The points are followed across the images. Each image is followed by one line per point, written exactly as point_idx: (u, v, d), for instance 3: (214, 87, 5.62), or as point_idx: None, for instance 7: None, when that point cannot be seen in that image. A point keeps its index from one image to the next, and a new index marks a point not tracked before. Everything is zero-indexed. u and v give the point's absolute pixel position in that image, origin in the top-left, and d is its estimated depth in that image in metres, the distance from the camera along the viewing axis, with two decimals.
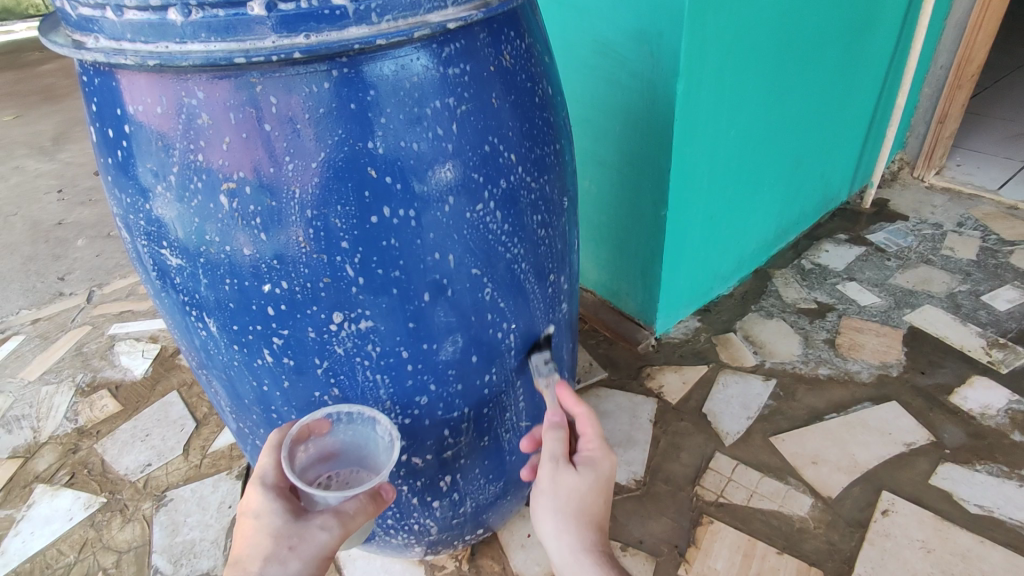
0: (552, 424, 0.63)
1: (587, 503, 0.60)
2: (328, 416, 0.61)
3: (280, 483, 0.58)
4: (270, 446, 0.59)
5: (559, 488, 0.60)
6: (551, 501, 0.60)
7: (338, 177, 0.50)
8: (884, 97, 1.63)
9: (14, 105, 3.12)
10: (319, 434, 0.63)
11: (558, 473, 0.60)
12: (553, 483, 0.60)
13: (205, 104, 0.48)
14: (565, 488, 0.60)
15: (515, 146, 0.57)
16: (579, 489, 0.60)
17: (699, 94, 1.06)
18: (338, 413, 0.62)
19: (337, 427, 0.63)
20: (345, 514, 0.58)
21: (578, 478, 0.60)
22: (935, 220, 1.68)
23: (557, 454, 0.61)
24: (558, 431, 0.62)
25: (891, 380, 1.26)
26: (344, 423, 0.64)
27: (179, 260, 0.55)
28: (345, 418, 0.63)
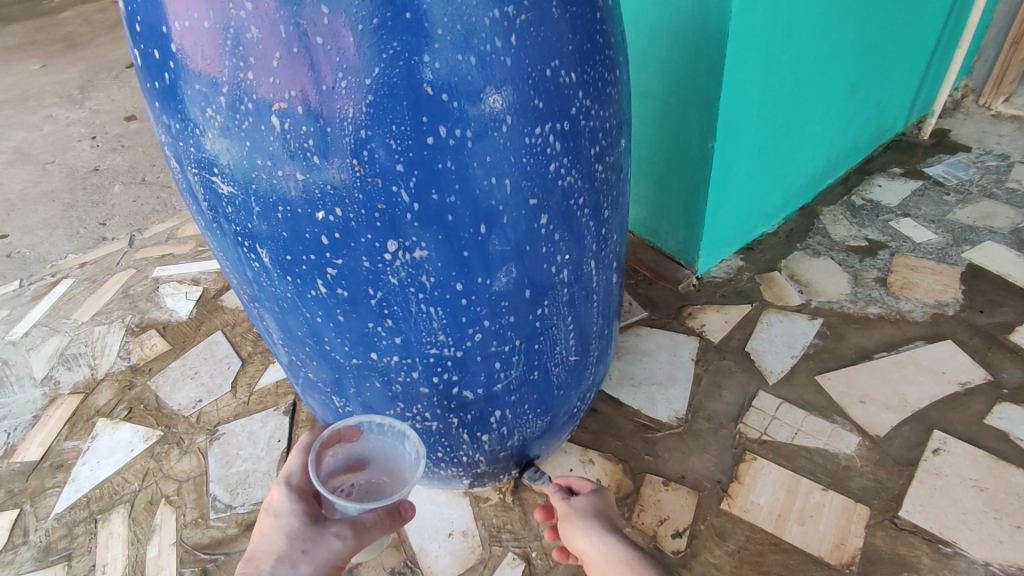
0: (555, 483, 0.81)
1: (606, 513, 0.75)
2: (360, 423, 0.69)
3: (302, 486, 0.63)
4: (301, 448, 0.65)
5: (577, 510, 0.75)
6: (574, 520, 0.74)
7: (392, 95, 0.47)
8: (954, 16, 1.49)
9: (38, 54, 3.11)
10: (348, 442, 0.69)
11: (571, 500, 0.76)
12: (571, 509, 0.75)
13: (254, 17, 0.45)
14: (582, 507, 0.75)
15: (575, 64, 0.53)
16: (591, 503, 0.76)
17: (755, 12, 0.98)
18: (370, 423, 0.70)
19: (367, 435, 0.70)
20: (361, 526, 0.59)
21: (591, 500, 0.76)
22: (1001, 151, 1.57)
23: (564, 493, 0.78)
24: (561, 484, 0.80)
25: (946, 320, 1.21)
26: (375, 433, 0.70)
27: (230, 189, 0.54)
28: (377, 428, 0.70)
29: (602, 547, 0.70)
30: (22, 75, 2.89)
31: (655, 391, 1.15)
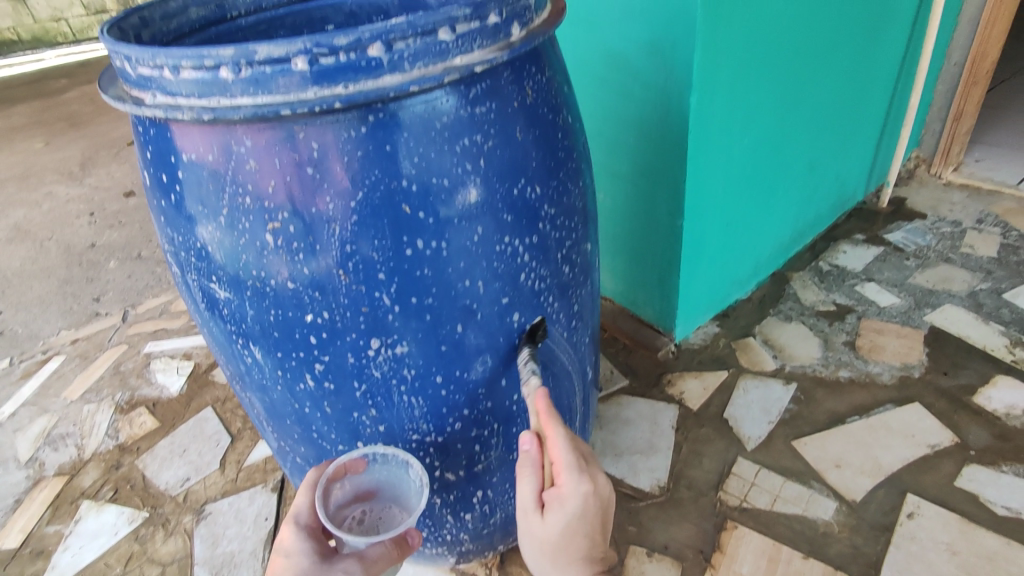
0: (524, 461, 0.62)
1: (564, 548, 0.61)
2: (364, 455, 0.67)
3: (312, 523, 0.64)
4: (307, 485, 0.65)
5: (540, 531, 0.61)
6: (532, 538, 0.63)
7: (374, 214, 0.53)
8: (898, 97, 1.62)
9: (41, 133, 3.23)
10: (354, 472, 0.70)
11: (531, 516, 0.62)
12: (535, 523, 0.61)
13: (253, 151, 0.51)
14: (548, 532, 0.60)
15: (539, 179, 0.59)
16: (550, 535, 0.60)
17: (713, 106, 1.08)
18: (373, 453, 0.69)
19: (372, 466, 0.70)
20: (369, 560, 0.61)
21: (560, 523, 0.60)
22: (954, 217, 1.67)
23: (534, 496, 0.61)
24: (530, 474, 0.61)
25: (913, 382, 1.26)
26: (379, 463, 0.70)
27: (227, 293, 0.59)
28: (381, 458, 0.69)
29: None
30: (26, 154, 3.00)
31: (637, 460, 1.18)
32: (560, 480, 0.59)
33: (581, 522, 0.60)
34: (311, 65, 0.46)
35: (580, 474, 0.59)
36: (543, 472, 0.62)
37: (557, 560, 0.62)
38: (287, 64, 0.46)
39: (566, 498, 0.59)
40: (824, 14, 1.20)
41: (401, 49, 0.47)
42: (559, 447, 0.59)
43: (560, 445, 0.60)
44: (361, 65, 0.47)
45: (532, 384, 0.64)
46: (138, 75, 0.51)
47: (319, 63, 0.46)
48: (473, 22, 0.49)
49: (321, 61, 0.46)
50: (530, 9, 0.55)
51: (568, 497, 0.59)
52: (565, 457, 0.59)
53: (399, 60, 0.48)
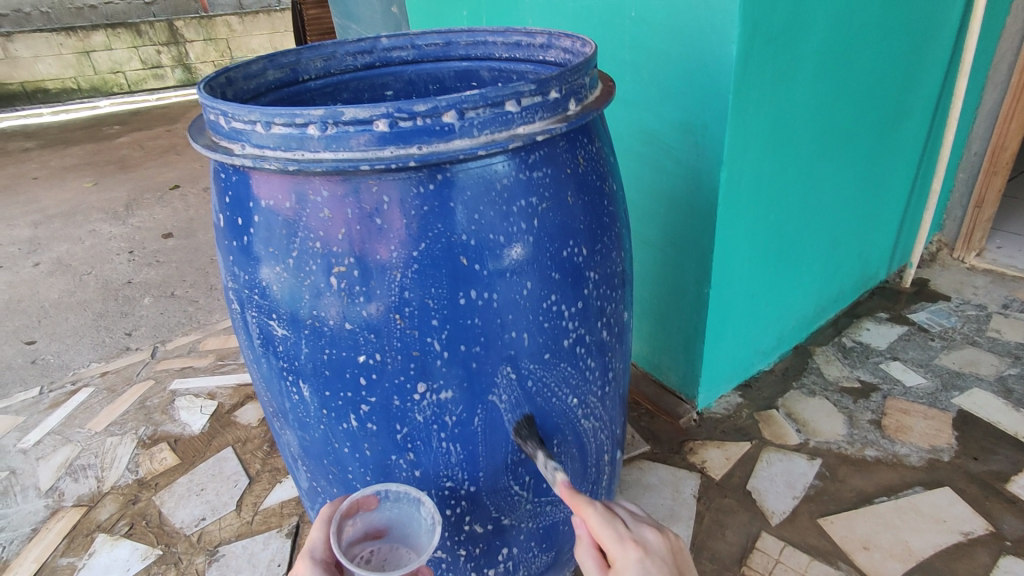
0: (578, 544, 0.61)
1: None
2: (377, 492, 0.66)
3: (326, 559, 0.61)
4: (321, 521, 0.63)
5: None
6: None
7: (434, 265, 0.57)
8: (920, 181, 1.66)
9: (91, 174, 3.41)
10: (366, 509, 0.68)
11: None
12: None
13: (327, 201, 0.56)
14: None
15: (585, 241, 0.63)
16: None
17: (741, 180, 1.12)
18: (386, 490, 0.67)
19: (384, 504, 0.68)
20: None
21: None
22: (978, 301, 1.68)
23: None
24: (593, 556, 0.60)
25: (942, 466, 1.24)
26: (391, 500, 0.68)
27: (284, 330, 0.62)
28: (393, 495, 0.68)
29: None
30: (75, 193, 3.16)
31: None
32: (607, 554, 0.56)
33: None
34: (391, 127, 0.51)
35: (626, 544, 0.56)
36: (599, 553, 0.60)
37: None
38: (369, 125, 0.51)
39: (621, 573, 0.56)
40: (847, 103, 1.26)
41: (472, 117, 0.52)
42: (596, 522, 0.58)
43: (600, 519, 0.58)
44: (435, 128, 0.51)
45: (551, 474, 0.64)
46: (231, 128, 0.57)
47: (398, 125, 0.51)
48: (537, 97, 0.54)
49: (400, 124, 0.51)
50: (585, 87, 0.60)
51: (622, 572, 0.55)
52: (606, 530, 0.58)
53: (470, 126, 0.52)
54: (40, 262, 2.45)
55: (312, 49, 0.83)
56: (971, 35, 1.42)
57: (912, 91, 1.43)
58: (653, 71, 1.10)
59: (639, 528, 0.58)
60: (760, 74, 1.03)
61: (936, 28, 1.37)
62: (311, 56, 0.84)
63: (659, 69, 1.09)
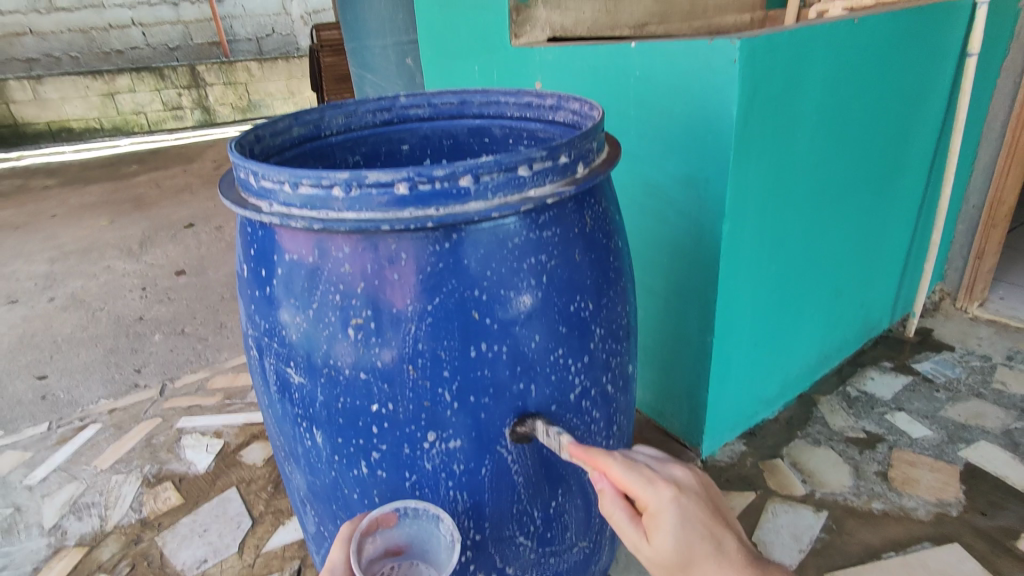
0: (601, 499, 0.58)
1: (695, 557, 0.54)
2: (397, 508, 0.65)
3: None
4: (341, 539, 0.60)
5: (658, 557, 0.55)
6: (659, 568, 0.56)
7: (447, 318, 0.60)
8: (919, 233, 1.70)
9: (109, 211, 3.50)
10: (387, 527, 0.65)
11: (646, 540, 0.56)
12: (650, 553, 0.56)
13: (348, 257, 0.59)
14: (667, 553, 0.54)
15: (591, 296, 0.66)
16: (673, 548, 0.54)
17: (743, 233, 1.16)
18: (405, 507, 0.66)
19: (403, 521, 0.66)
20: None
21: (671, 540, 0.54)
22: (982, 352, 1.69)
23: (633, 527, 0.56)
24: (621, 509, 0.57)
25: (951, 520, 1.22)
26: (410, 517, 0.67)
27: (301, 378, 0.65)
28: (412, 512, 0.66)
29: None
30: (92, 229, 3.24)
31: None
32: (638, 499, 0.55)
33: (690, 528, 0.53)
34: (411, 191, 0.54)
35: (655, 484, 0.55)
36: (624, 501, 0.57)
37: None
38: (391, 189, 0.54)
39: (657, 514, 0.54)
40: (844, 159, 1.31)
41: (487, 182, 0.56)
42: (619, 470, 0.56)
43: (622, 466, 0.57)
44: (451, 192, 0.55)
45: (561, 440, 0.62)
46: (260, 187, 0.60)
47: (418, 189, 0.54)
48: (547, 162, 0.58)
49: (420, 188, 0.54)
50: (592, 151, 0.64)
51: (657, 512, 0.54)
52: (629, 476, 0.56)
53: (484, 190, 0.56)
54: (55, 297, 2.50)
55: (335, 107, 0.88)
56: (963, 96, 1.48)
57: (908, 148, 1.47)
58: (656, 128, 1.16)
59: (664, 467, 0.57)
60: (759, 132, 1.07)
61: (928, 88, 1.43)
62: (334, 114, 0.89)
63: (662, 127, 1.14)
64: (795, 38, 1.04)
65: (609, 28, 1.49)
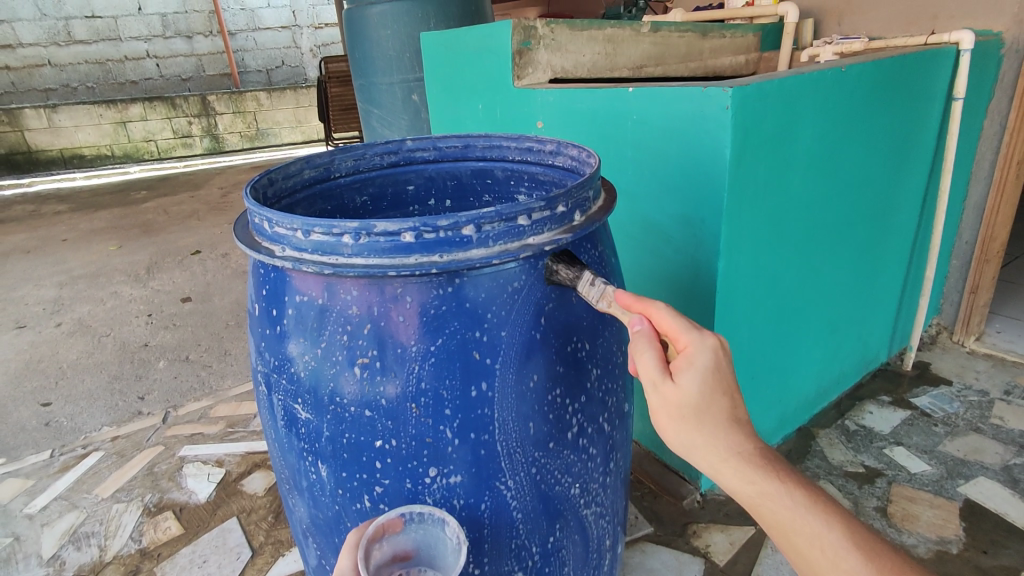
0: (636, 338, 0.58)
1: (711, 407, 0.55)
2: (401, 513, 0.64)
3: None
4: (348, 549, 0.62)
5: (676, 397, 0.55)
6: (670, 413, 0.55)
7: (450, 358, 0.62)
8: (913, 268, 1.73)
9: (117, 237, 3.56)
10: (392, 533, 0.64)
11: (668, 380, 0.55)
12: (667, 391, 0.55)
13: (356, 299, 0.62)
14: (688, 393, 0.54)
15: (588, 336, 0.68)
16: (698, 390, 0.54)
17: (739, 269, 1.18)
18: (411, 512, 0.65)
19: (409, 527, 0.65)
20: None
21: (698, 382, 0.54)
22: (980, 386, 1.70)
23: (658, 367, 0.56)
24: (652, 350, 0.57)
25: (951, 558, 1.22)
26: (416, 522, 0.65)
27: (308, 414, 0.67)
28: (418, 517, 0.65)
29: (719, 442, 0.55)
30: (100, 255, 3.28)
31: None
32: (680, 336, 0.56)
33: (718, 377, 0.54)
34: (416, 239, 0.57)
35: (699, 332, 0.57)
36: (657, 343, 0.58)
37: (702, 425, 0.55)
38: (398, 237, 0.57)
39: (693, 353, 0.55)
40: (837, 197, 1.34)
41: (488, 230, 0.59)
42: (666, 314, 0.58)
43: (668, 313, 0.59)
44: (454, 240, 0.58)
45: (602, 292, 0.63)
46: (274, 232, 0.64)
47: (423, 238, 0.57)
48: (546, 211, 0.61)
49: (425, 237, 0.57)
50: (589, 199, 0.67)
51: (695, 352, 0.55)
52: (676, 322, 0.58)
53: (486, 238, 0.59)
54: (62, 323, 2.53)
55: (345, 151, 0.92)
56: (952, 137, 1.52)
57: (899, 186, 1.51)
58: (653, 168, 1.20)
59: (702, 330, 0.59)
60: (752, 174, 1.11)
61: (917, 130, 1.47)
62: (343, 157, 0.92)
63: (658, 167, 1.18)
64: (785, 86, 1.08)
65: (609, 69, 1.57)
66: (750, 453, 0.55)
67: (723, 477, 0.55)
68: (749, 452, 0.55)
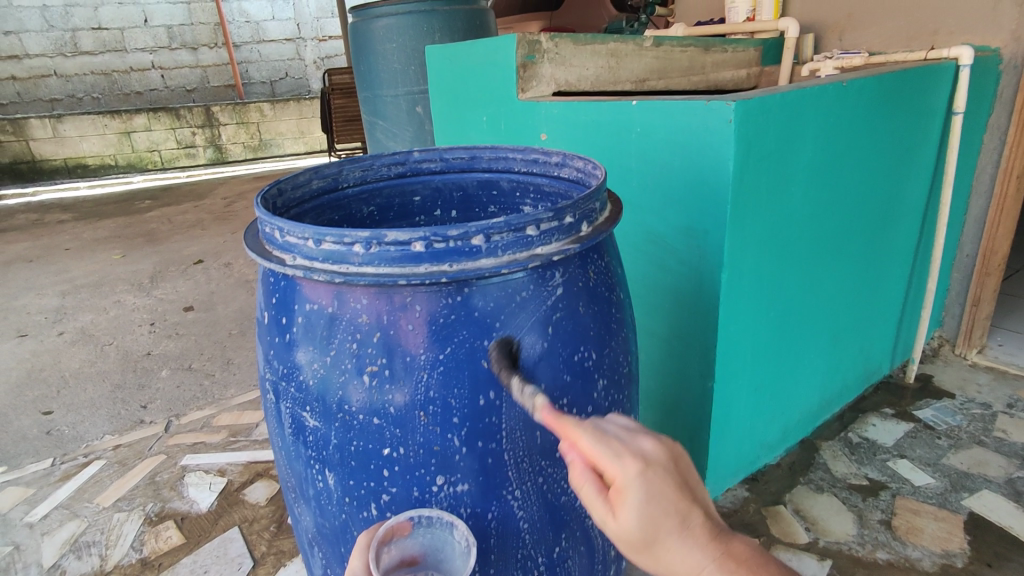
0: (571, 472, 0.54)
1: (660, 537, 0.49)
2: (411, 517, 0.66)
3: None
4: (359, 549, 0.63)
5: (624, 535, 0.51)
6: (626, 548, 0.51)
7: (458, 367, 0.63)
8: (915, 281, 1.73)
9: (120, 246, 3.57)
10: (401, 537, 0.66)
11: (613, 518, 0.51)
12: (615, 530, 0.51)
13: (366, 308, 0.63)
14: (632, 531, 0.50)
15: (594, 346, 0.69)
16: (638, 525, 0.49)
17: (742, 281, 1.19)
18: (420, 516, 0.66)
19: (417, 530, 0.66)
20: None
21: (635, 519, 0.49)
22: (983, 399, 1.70)
23: (599, 503, 0.52)
24: (589, 484, 0.53)
25: (956, 572, 1.21)
26: (424, 526, 0.67)
27: (316, 421, 0.67)
28: (426, 521, 0.67)
29: (685, 563, 0.50)
30: (103, 264, 3.30)
31: None
32: (606, 474, 0.50)
33: (654, 506, 0.49)
34: (426, 248, 0.58)
35: (624, 457, 0.50)
36: (591, 474, 0.53)
37: (660, 557, 0.50)
38: (408, 246, 0.58)
39: (624, 489, 0.49)
40: (839, 210, 1.35)
41: (497, 240, 0.59)
42: (588, 442, 0.52)
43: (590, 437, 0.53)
44: (464, 249, 0.59)
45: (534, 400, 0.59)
46: (284, 241, 0.64)
47: (433, 247, 0.58)
48: (554, 222, 0.62)
49: (435, 246, 0.58)
50: (596, 210, 0.68)
51: (621, 489, 0.49)
52: (599, 447, 0.52)
53: (495, 248, 0.59)
54: (65, 331, 2.53)
55: (353, 161, 0.93)
56: (952, 151, 1.53)
57: (901, 200, 1.52)
58: (657, 180, 1.21)
59: (634, 438, 0.52)
60: (754, 186, 1.12)
61: (918, 145, 1.49)
62: (352, 167, 0.93)
63: (662, 179, 1.19)
64: (787, 100, 1.10)
65: (612, 82, 1.59)
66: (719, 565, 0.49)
67: None
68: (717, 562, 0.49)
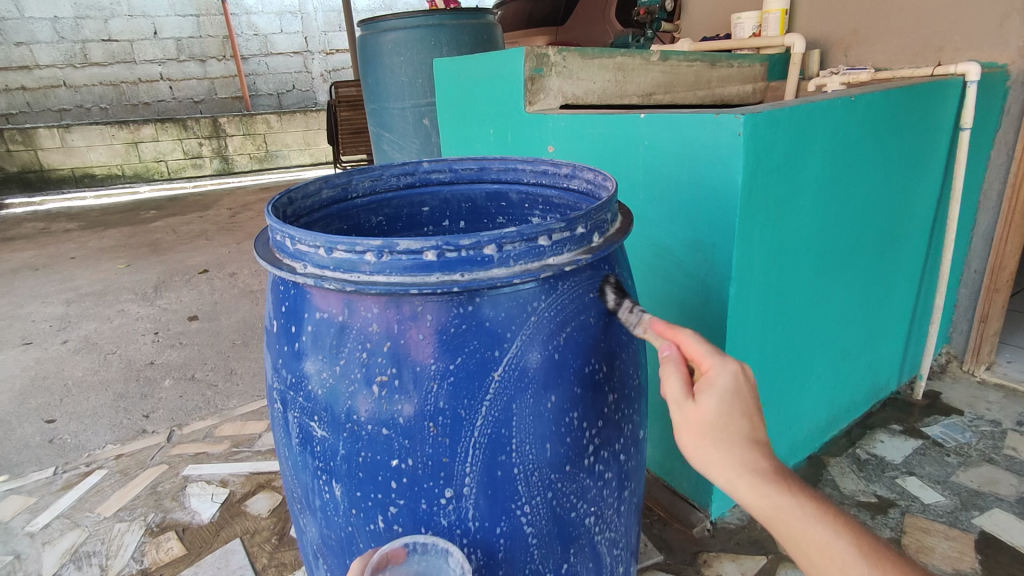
0: (663, 362, 0.61)
1: (729, 424, 0.57)
2: (405, 542, 0.63)
3: None
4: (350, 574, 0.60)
5: (696, 418, 0.57)
6: (688, 431, 0.58)
7: (468, 378, 0.62)
8: (923, 296, 1.72)
9: (126, 255, 3.58)
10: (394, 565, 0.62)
11: (692, 399, 0.58)
12: (688, 412, 0.58)
13: (376, 317, 0.62)
14: (706, 415, 0.57)
15: (605, 357, 0.69)
16: (720, 410, 0.57)
17: (750, 293, 1.19)
18: (414, 543, 0.64)
19: (411, 558, 0.63)
20: None
21: (717, 404, 0.57)
22: (993, 416, 1.68)
23: (682, 388, 0.59)
24: (677, 370, 0.60)
25: None
26: (419, 553, 0.64)
27: (324, 431, 0.67)
28: (421, 548, 0.64)
29: (737, 458, 0.56)
30: (108, 273, 3.30)
31: None
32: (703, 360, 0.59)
33: (738, 401, 0.57)
34: (438, 257, 0.58)
35: (722, 357, 0.59)
36: (682, 366, 0.61)
37: (720, 444, 0.57)
38: (420, 255, 0.58)
39: (714, 376, 0.58)
40: (847, 222, 1.35)
41: (509, 250, 0.59)
42: (692, 339, 0.61)
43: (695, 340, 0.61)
44: (476, 259, 0.58)
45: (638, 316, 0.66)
46: (295, 249, 0.64)
47: (445, 256, 0.58)
48: (566, 232, 0.62)
49: (447, 255, 0.58)
50: (607, 221, 0.68)
51: (715, 376, 0.58)
52: (700, 348, 0.61)
53: (507, 257, 0.59)
54: (69, 339, 2.53)
55: (362, 172, 0.93)
56: (959, 166, 1.53)
57: (908, 214, 1.52)
58: (665, 192, 1.20)
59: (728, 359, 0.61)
60: (763, 198, 1.12)
61: (926, 159, 1.49)
62: (361, 177, 0.93)
63: (670, 192, 1.19)
64: (795, 114, 1.10)
65: (618, 96, 1.60)
66: (765, 471, 0.56)
67: (739, 492, 0.56)
68: (766, 470, 0.56)
